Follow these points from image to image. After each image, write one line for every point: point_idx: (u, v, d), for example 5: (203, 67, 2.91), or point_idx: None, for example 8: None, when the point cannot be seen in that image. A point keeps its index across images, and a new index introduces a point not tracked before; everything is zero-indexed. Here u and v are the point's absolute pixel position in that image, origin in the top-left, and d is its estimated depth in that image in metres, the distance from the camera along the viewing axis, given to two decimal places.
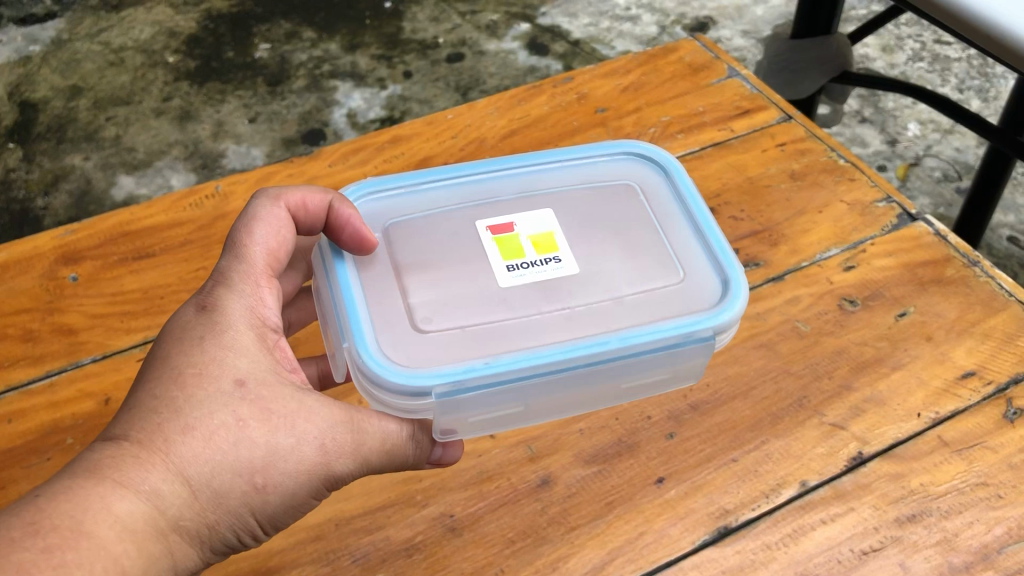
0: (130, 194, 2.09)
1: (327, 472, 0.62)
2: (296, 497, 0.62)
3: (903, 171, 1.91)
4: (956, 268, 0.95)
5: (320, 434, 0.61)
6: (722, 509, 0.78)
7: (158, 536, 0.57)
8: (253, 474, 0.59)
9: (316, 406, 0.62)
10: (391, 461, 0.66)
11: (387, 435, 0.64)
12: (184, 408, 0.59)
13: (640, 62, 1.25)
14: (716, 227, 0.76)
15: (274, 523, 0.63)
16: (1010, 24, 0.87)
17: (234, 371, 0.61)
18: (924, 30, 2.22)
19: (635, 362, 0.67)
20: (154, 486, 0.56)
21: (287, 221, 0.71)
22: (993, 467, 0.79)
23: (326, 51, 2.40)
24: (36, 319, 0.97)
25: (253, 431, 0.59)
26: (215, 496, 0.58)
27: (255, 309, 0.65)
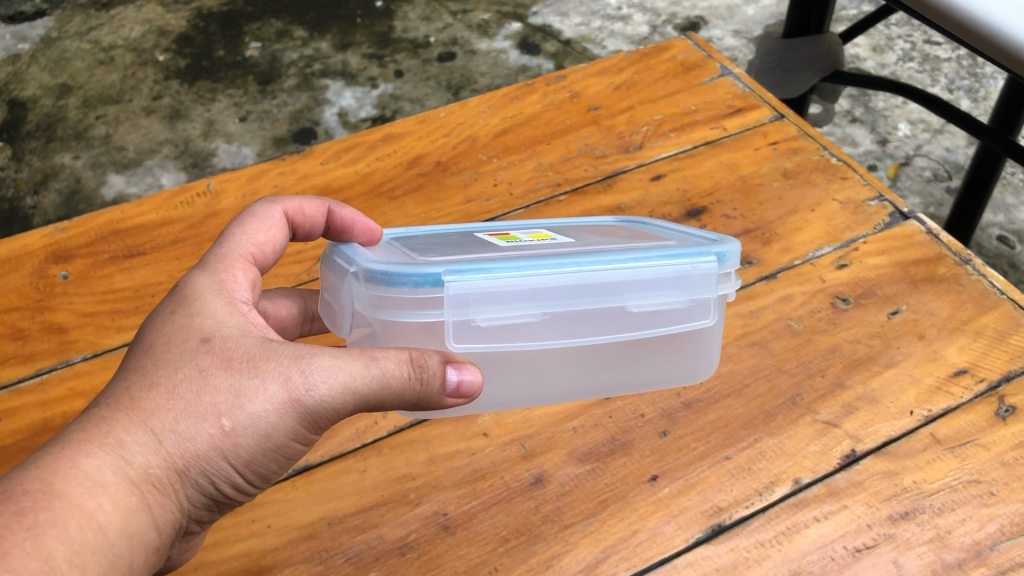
0: (119, 193, 2.07)
1: (303, 408, 0.57)
2: (275, 438, 0.58)
3: (894, 170, 1.91)
4: (948, 267, 0.95)
5: (287, 368, 0.58)
6: (716, 507, 0.78)
7: (130, 488, 0.55)
8: (220, 417, 0.57)
9: (282, 345, 0.59)
10: (385, 390, 0.58)
11: (374, 357, 0.58)
12: (150, 369, 0.58)
13: (632, 61, 1.26)
14: (695, 229, 0.78)
15: (257, 468, 0.60)
16: (996, 22, 0.87)
17: (200, 330, 0.60)
18: (914, 30, 2.23)
19: (641, 273, 0.63)
20: (120, 439, 0.55)
21: (279, 221, 0.72)
22: (985, 464, 0.79)
23: (316, 50, 2.39)
24: (25, 318, 0.96)
25: (217, 379, 0.57)
26: (185, 444, 0.56)
27: (224, 281, 0.64)
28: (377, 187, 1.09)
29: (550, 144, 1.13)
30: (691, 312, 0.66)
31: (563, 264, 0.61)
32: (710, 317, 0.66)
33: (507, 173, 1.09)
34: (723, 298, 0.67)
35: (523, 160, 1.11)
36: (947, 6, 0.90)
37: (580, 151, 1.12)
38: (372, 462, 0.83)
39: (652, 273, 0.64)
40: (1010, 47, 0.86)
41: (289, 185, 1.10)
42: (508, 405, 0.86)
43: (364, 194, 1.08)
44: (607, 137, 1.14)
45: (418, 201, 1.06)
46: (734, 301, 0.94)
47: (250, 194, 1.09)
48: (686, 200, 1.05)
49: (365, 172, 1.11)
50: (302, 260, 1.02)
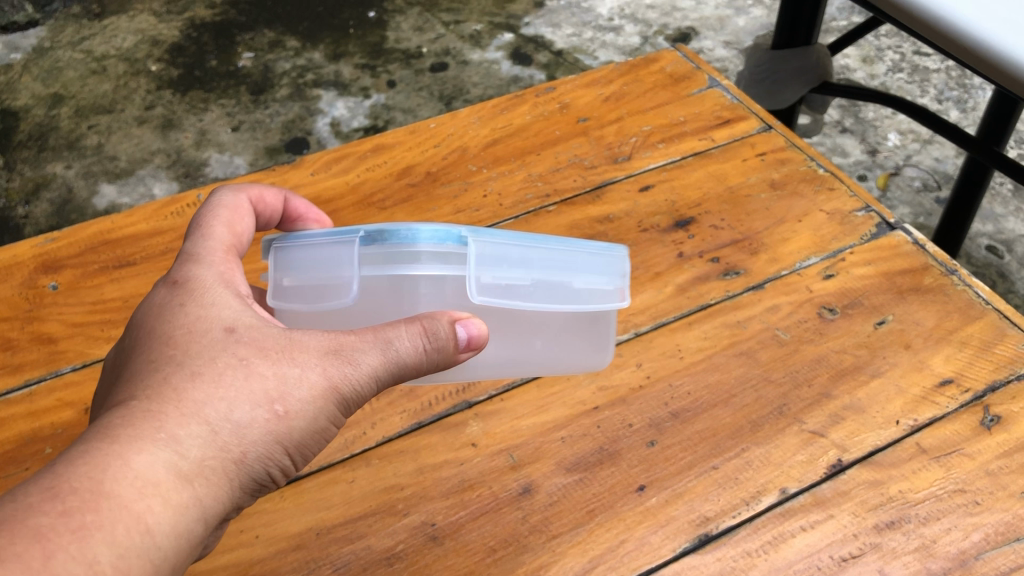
0: (112, 203, 2.07)
1: (342, 389, 0.61)
2: (315, 420, 0.62)
3: (884, 180, 1.92)
4: (933, 277, 0.95)
5: (317, 359, 0.61)
6: (703, 516, 0.78)
7: (182, 483, 0.56)
8: (269, 404, 0.60)
9: (308, 335, 0.62)
10: (416, 368, 0.62)
11: (395, 337, 0.61)
12: (184, 363, 0.60)
13: (622, 72, 1.26)
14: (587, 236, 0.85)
15: (296, 452, 0.63)
16: (982, 35, 0.87)
17: (223, 322, 0.62)
18: (903, 41, 2.25)
19: (585, 257, 0.71)
20: (168, 435, 0.56)
21: (249, 209, 0.75)
22: (970, 473, 0.79)
23: (309, 60, 2.40)
24: (15, 328, 0.96)
25: (257, 368, 0.60)
26: (237, 432, 0.59)
27: (226, 275, 0.67)
28: (367, 197, 1.09)
29: (539, 155, 1.14)
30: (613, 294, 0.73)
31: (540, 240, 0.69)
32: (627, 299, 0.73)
33: (496, 184, 1.10)
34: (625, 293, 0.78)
35: (513, 170, 1.12)
36: (937, 21, 0.91)
37: (570, 161, 1.13)
38: (360, 472, 0.83)
39: (593, 257, 0.72)
40: (995, 60, 0.86)
41: None
42: (496, 415, 0.87)
43: (354, 205, 1.08)
44: (596, 148, 1.14)
45: (408, 211, 1.07)
46: (721, 311, 0.94)
47: None
48: (674, 210, 1.06)
49: (355, 183, 1.11)
50: None
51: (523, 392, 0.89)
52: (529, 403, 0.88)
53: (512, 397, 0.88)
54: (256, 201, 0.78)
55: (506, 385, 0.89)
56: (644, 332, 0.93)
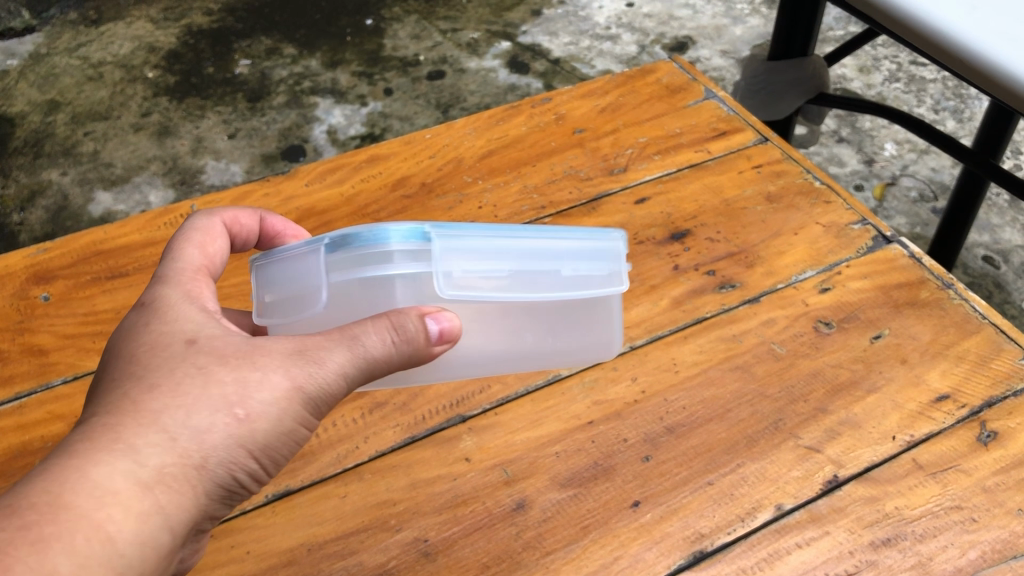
0: (107, 210, 2.06)
1: (307, 388, 0.60)
2: (281, 422, 0.60)
3: (880, 191, 1.92)
4: (930, 291, 0.95)
5: (281, 362, 0.60)
6: (698, 532, 0.78)
7: (143, 491, 0.55)
8: (231, 407, 0.58)
9: (271, 342, 0.61)
10: (382, 365, 0.61)
11: (358, 335, 0.60)
12: (145, 375, 0.59)
13: (618, 83, 1.26)
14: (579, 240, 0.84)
15: (265, 457, 0.61)
16: (973, 43, 0.87)
17: (184, 335, 0.61)
18: (900, 51, 2.25)
19: (574, 243, 0.70)
20: (130, 444, 0.55)
21: (222, 232, 0.73)
22: (966, 490, 0.79)
23: (306, 68, 2.40)
24: (6, 340, 0.96)
25: (218, 375, 0.59)
26: (199, 437, 0.57)
27: (193, 292, 0.66)
28: (362, 208, 1.09)
29: (534, 166, 1.13)
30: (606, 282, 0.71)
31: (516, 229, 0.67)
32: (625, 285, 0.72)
33: (492, 196, 1.09)
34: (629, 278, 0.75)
35: (508, 181, 1.11)
36: (937, 36, 0.90)
37: (565, 173, 1.12)
38: (353, 487, 0.83)
39: (583, 243, 0.70)
40: (991, 73, 0.85)
41: (274, 207, 1.10)
42: (490, 429, 0.86)
43: (349, 216, 1.08)
44: (592, 160, 1.14)
45: (403, 222, 1.06)
46: (716, 325, 0.94)
47: None
48: (670, 223, 1.06)
49: (350, 194, 1.11)
50: None
51: (517, 406, 0.88)
52: (523, 417, 0.87)
53: (507, 411, 0.88)
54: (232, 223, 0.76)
55: (501, 398, 0.89)
56: (639, 346, 0.92)
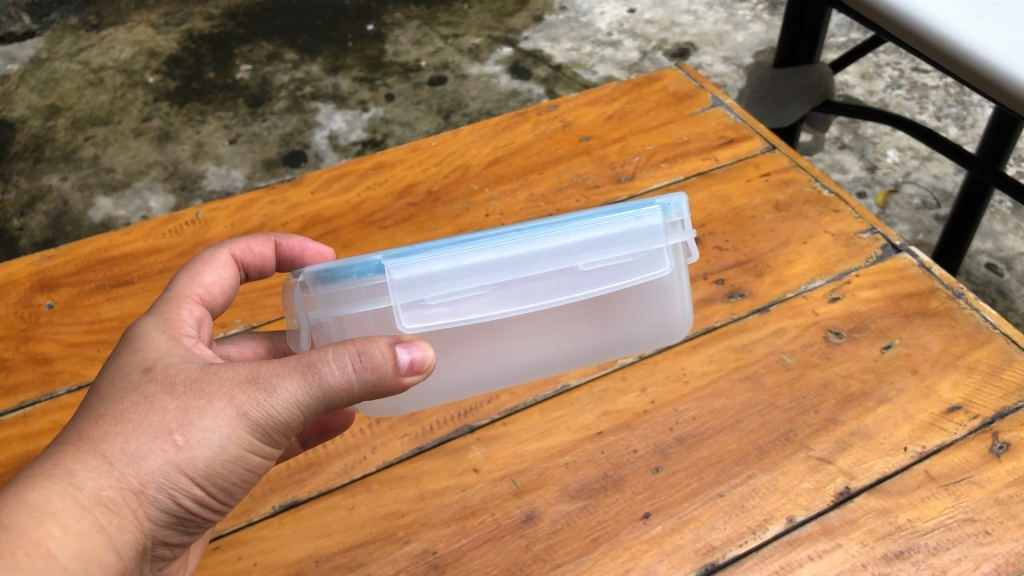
0: (107, 215, 2.05)
1: (253, 417, 0.58)
2: (227, 449, 0.58)
3: (883, 198, 1.92)
4: (940, 300, 0.94)
5: (231, 388, 0.58)
6: (709, 545, 0.77)
7: (81, 512, 0.54)
8: (171, 434, 0.57)
9: (225, 368, 0.59)
10: (335, 394, 0.58)
11: (313, 363, 0.58)
12: (96, 402, 0.58)
13: (624, 91, 1.26)
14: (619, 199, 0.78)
15: (213, 481, 0.59)
16: (960, 38, 0.87)
17: (142, 360, 0.60)
18: (902, 58, 2.25)
19: (586, 235, 0.63)
20: (69, 468, 0.55)
21: (226, 263, 0.75)
22: (979, 502, 0.78)
23: (307, 73, 2.39)
24: (10, 348, 0.95)
25: (163, 401, 0.57)
26: (136, 463, 0.56)
27: (172, 319, 0.66)
28: (368, 216, 1.08)
29: (541, 174, 1.13)
30: (643, 263, 0.65)
31: (505, 234, 0.62)
32: (665, 267, 0.65)
33: (498, 204, 1.09)
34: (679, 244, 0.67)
35: (515, 189, 1.11)
36: (929, 33, 0.89)
37: (572, 181, 1.12)
38: (360, 498, 0.82)
39: (597, 232, 0.63)
40: (977, 67, 0.85)
41: (279, 214, 1.09)
42: (499, 439, 0.86)
43: (355, 223, 1.07)
44: (599, 168, 1.13)
45: (409, 230, 1.06)
46: (725, 335, 0.93)
47: (239, 223, 1.08)
48: None
49: (356, 202, 1.10)
50: None
51: (526, 416, 0.87)
52: (532, 428, 0.86)
53: (515, 421, 0.87)
54: (243, 252, 0.77)
55: (509, 408, 0.88)
56: (649, 355, 0.92)
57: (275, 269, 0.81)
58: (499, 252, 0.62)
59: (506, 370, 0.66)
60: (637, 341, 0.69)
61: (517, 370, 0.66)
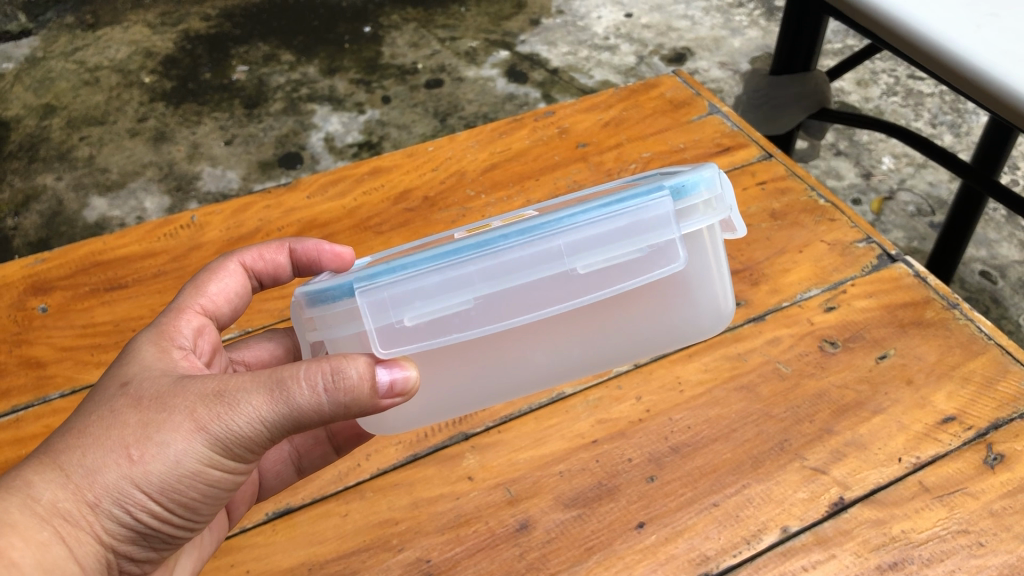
0: (102, 215, 2.05)
1: (213, 435, 0.56)
2: (187, 465, 0.57)
3: (877, 205, 1.92)
4: (935, 311, 0.94)
5: (194, 402, 0.57)
6: (704, 555, 0.77)
7: (39, 523, 0.55)
8: (129, 449, 0.56)
9: (196, 382, 0.58)
10: (301, 412, 0.56)
11: (282, 380, 0.56)
12: (71, 416, 0.59)
13: (621, 97, 1.26)
14: (658, 173, 0.71)
15: (175, 496, 0.59)
16: (953, 45, 0.87)
17: (120, 375, 0.60)
18: (898, 65, 2.25)
19: (577, 236, 0.59)
20: (29, 479, 0.56)
21: (235, 272, 0.77)
22: (973, 513, 0.78)
23: (303, 75, 2.39)
24: (3, 351, 0.95)
25: (127, 417, 0.57)
26: (93, 476, 0.56)
27: (167, 330, 0.67)
28: (364, 221, 1.08)
29: (538, 180, 1.12)
30: (654, 258, 0.61)
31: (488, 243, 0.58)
32: (679, 260, 0.61)
33: (495, 210, 1.08)
34: (699, 228, 0.62)
35: (511, 196, 1.10)
36: (921, 41, 0.90)
37: (568, 187, 1.11)
38: (354, 505, 0.82)
39: (594, 229, 0.59)
40: (969, 74, 0.85)
41: (275, 218, 1.09)
42: (494, 447, 0.85)
43: (351, 228, 1.07)
44: (595, 174, 1.13)
45: (405, 235, 1.05)
46: (720, 343, 0.93)
47: (234, 227, 1.08)
48: None
49: (352, 207, 1.10)
50: (287, 295, 1.01)
51: (521, 424, 0.87)
52: (527, 435, 0.86)
53: (510, 429, 0.87)
54: (252, 261, 0.79)
55: (503, 416, 0.88)
56: (644, 363, 0.92)
57: (295, 275, 0.83)
58: (479, 266, 0.59)
59: (514, 381, 0.63)
60: (663, 337, 0.65)
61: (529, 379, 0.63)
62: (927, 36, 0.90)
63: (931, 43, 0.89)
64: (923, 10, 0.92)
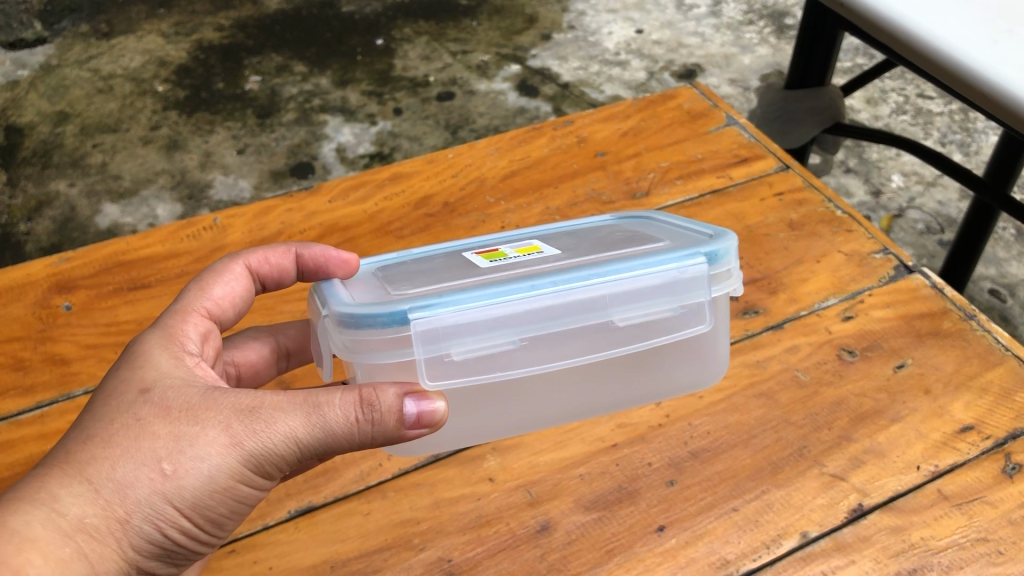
0: (114, 222, 2.06)
1: (247, 452, 0.56)
2: (218, 481, 0.56)
3: (887, 222, 1.93)
4: (953, 321, 0.95)
5: (229, 417, 0.56)
6: (723, 559, 0.77)
7: (62, 539, 0.52)
8: (160, 461, 0.55)
9: (226, 395, 0.57)
10: (336, 438, 0.57)
11: (318, 405, 0.56)
12: (87, 423, 0.57)
13: (639, 108, 1.27)
14: (692, 218, 0.76)
15: (204, 515, 0.58)
16: (968, 59, 0.88)
17: (139, 381, 0.59)
18: (907, 84, 2.27)
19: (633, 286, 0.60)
20: (53, 492, 0.53)
21: (241, 278, 0.74)
22: (992, 522, 0.78)
23: (316, 85, 2.40)
24: (27, 348, 0.95)
25: (154, 426, 0.56)
26: (123, 490, 0.54)
27: (175, 334, 0.65)
28: (384, 226, 1.09)
29: (557, 188, 1.13)
30: (686, 318, 0.64)
31: (539, 287, 0.58)
32: (704, 322, 0.64)
33: (514, 216, 1.09)
34: (720, 296, 0.65)
35: (531, 203, 1.11)
36: (934, 55, 0.91)
37: (588, 196, 1.12)
38: (376, 504, 0.82)
39: (637, 283, 0.60)
40: (984, 88, 0.86)
41: (296, 222, 1.10)
42: (514, 449, 0.86)
43: (371, 233, 1.08)
44: (614, 182, 1.14)
45: (426, 241, 1.06)
46: (741, 350, 0.94)
47: (256, 230, 1.09)
48: None
49: (373, 212, 1.11)
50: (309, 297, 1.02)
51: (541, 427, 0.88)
52: (547, 439, 0.87)
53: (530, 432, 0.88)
54: (258, 263, 0.76)
55: None
56: None
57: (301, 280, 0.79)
58: (534, 305, 0.58)
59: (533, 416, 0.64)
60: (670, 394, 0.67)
61: (544, 413, 0.63)
62: (942, 49, 0.90)
63: (945, 58, 0.90)
64: (939, 23, 0.92)
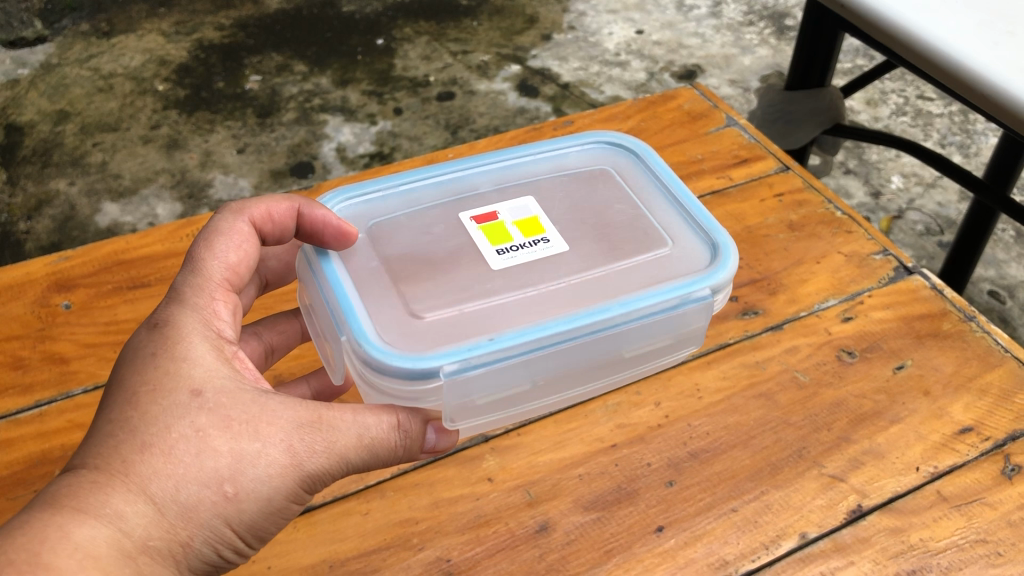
0: (114, 221, 2.06)
1: (302, 472, 0.59)
2: (273, 502, 0.59)
3: (886, 224, 1.93)
4: (952, 322, 0.95)
5: (288, 436, 0.58)
6: (722, 560, 0.77)
7: (125, 560, 0.52)
8: (223, 483, 0.56)
9: (281, 409, 0.59)
10: (376, 455, 0.62)
11: (368, 427, 0.61)
12: (140, 428, 0.56)
13: (640, 108, 1.27)
14: (683, 184, 0.81)
15: (256, 533, 0.60)
16: (966, 60, 0.88)
17: (190, 381, 0.58)
18: (907, 86, 2.27)
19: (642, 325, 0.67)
20: (118, 509, 0.53)
21: (249, 235, 0.71)
22: (991, 523, 0.78)
23: (316, 85, 2.40)
24: (26, 346, 0.95)
25: (215, 441, 0.56)
26: (186, 511, 0.55)
27: (206, 321, 0.64)
28: None
29: None
30: (681, 344, 0.72)
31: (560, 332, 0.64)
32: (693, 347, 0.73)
33: None
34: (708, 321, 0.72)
35: None
36: (932, 54, 0.91)
37: None
38: (375, 504, 0.82)
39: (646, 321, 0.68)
40: (983, 89, 0.86)
41: None
42: (514, 450, 0.86)
43: None
44: None
45: None
46: (741, 351, 0.94)
47: None
48: None
49: None
50: None
51: (541, 428, 0.88)
52: (547, 439, 0.87)
53: (530, 432, 0.88)
54: (261, 217, 0.73)
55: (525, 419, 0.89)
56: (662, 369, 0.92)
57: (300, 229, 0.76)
58: (555, 349, 0.64)
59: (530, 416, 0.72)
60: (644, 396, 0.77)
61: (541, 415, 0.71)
62: (942, 48, 0.90)
63: (944, 58, 0.90)
64: (940, 23, 0.92)
